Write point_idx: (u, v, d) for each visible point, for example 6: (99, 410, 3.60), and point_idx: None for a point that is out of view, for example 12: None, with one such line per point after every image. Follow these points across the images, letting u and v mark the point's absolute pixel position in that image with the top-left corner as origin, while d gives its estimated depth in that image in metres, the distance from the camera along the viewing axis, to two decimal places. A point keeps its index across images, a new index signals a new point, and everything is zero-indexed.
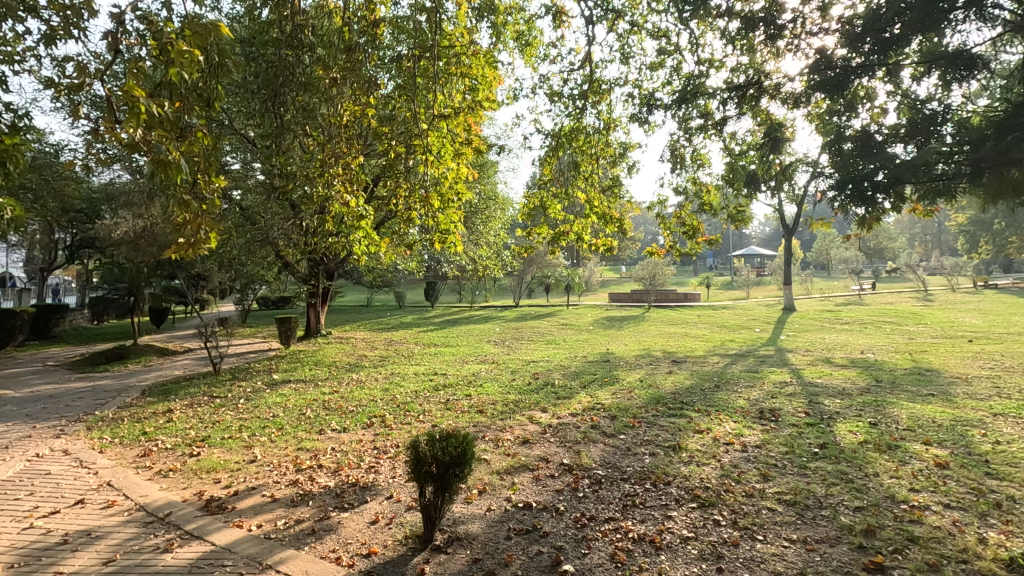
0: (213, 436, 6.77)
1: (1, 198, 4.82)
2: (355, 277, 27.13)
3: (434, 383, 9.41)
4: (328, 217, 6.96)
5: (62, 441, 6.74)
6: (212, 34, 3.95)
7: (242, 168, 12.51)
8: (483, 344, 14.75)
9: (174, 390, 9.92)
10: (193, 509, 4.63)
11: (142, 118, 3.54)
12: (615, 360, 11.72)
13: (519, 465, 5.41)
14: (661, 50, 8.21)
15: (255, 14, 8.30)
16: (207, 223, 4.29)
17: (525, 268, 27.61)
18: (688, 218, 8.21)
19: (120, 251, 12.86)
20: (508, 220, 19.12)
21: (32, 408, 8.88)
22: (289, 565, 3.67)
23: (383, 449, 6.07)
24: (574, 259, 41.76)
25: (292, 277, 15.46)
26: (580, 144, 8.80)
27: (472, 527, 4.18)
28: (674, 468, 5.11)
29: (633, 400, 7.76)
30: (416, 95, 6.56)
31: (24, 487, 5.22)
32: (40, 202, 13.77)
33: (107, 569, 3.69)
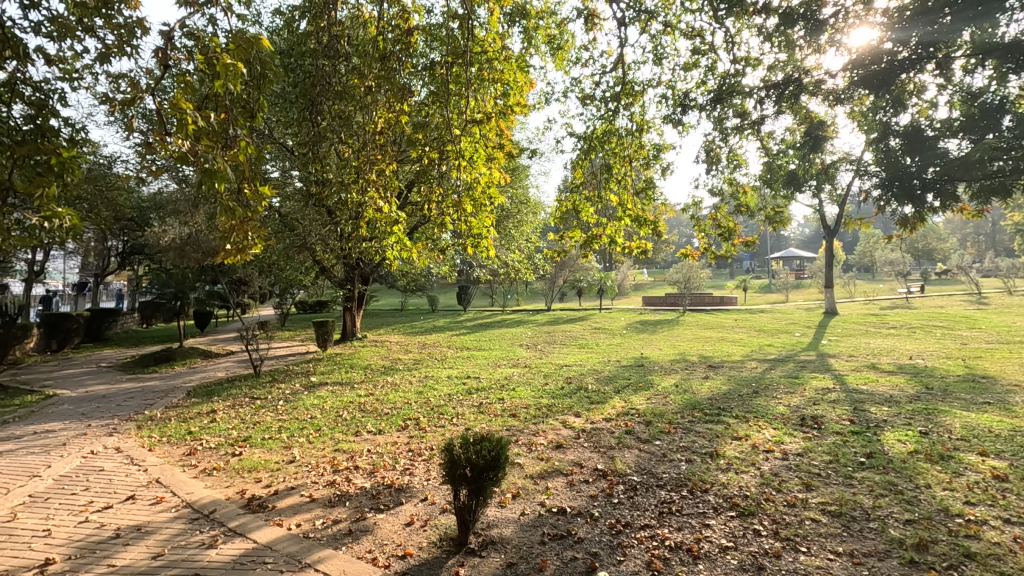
0: (254, 436, 6.98)
1: (60, 209, 5.11)
2: (390, 281, 27.53)
3: (467, 386, 9.47)
4: (362, 223, 7.06)
5: (115, 439, 7.05)
6: (254, 47, 4.08)
7: (282, 177, 12.92)
8: (515, 348, 14.75)
9: (218, 391, 10.25)
10: (236, 507, 4.77)
11: (189, 128, 3.73)
12: (649, 364, 11.54)
13: (553, 469, 5.38)
14: (695, 50, 8.12)
15: (295, 27, 8.56)
16: (251, 229, 4.46)
17: (557, 271, 27.48)
18: (723, 220, 8.03)
19: (167, 257, 13.36)
20: (540, 224, 19.10)
21: (87, 407, 9.31)
22: (327, 564, 3.74)
23: (418, 451, 6.16)
24: (606, 263, 41.37)
25: (329, 281, 15.80)
26: (613, 146, 8.74)
27: (506, 531, 4.18)
28: (712, 475, 5.00)
29: (669, 406, 7.63)
30: (449, 100, 6.66)
31: (80, 483, 5.49)
32: (94, 211, 14.50)
33: (156, 563, 3.83)
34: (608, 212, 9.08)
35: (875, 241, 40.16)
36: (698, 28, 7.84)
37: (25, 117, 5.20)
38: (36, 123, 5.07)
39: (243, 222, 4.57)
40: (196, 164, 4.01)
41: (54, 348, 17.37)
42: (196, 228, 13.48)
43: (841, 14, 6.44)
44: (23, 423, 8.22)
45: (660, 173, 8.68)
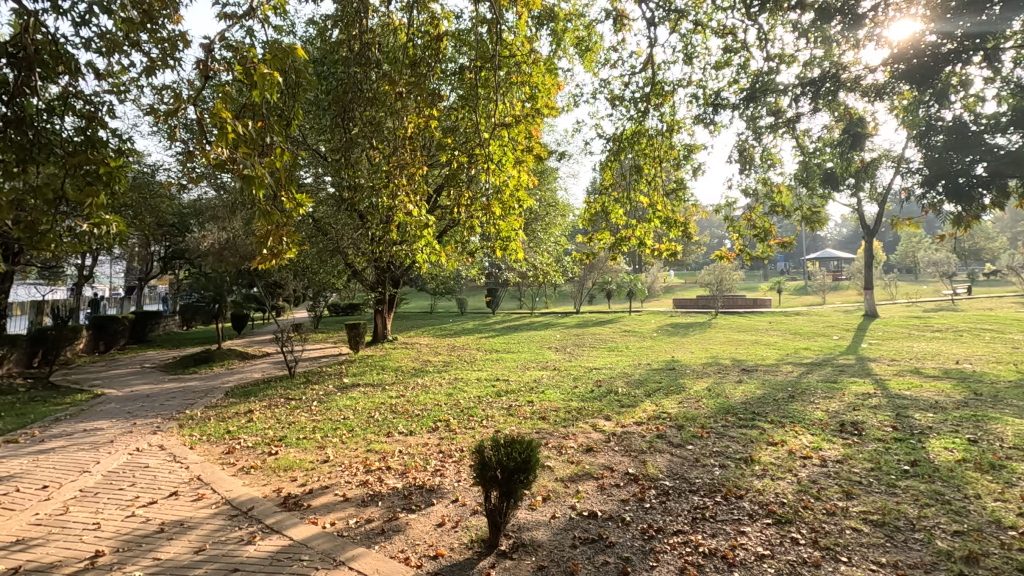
0: (290, 436, 7.15)
1: (109, 216, 5.34)
2: (420, 285, 27.87)
3: (496, 389, 9.49)
4: (393, 227, 7.15)
5: (158, 437, 7.32)
6: (290, 56, 4.20)
7: (315, 183, 13.21)
8: (544, 351, 14.73)
9: (254, 391, 10.54)
10: (273, 505, 4.90)
11: (229, 137, 3.87)
12: (680, 368, 11.38)
13: (583, 473, 5.35)
14: (727, 49, 7.99)
15: (328, 36, 8.76)
16: (287, 234, 4.59)
17: (586, 274, 27.27)
18: (757, 221, 7.86)
19: (207, 261, 13.79)
20: (568, 227, 19.04)
21: (132, 406, 9.68)
22: (361, 562, 3.80)
23: (448, 453, 6.21)
24: (635, 265, 40.91)
25: (360, 284, 16.07)
26: (643, 148, 8.63)
27: (537, 534, 4.17)
28: (747, 481, 4.89)
29: (701, 410, 7.49)
30: (478, 105, 6.72)
31: (127, 479, 5.71)
32: (139, 217, 15.10)
33: (198, 557, 3.96)
34: (638, 213, 9.01)
35: (917, 241, 38.67)
36: (730, 26, 7.72)
37: (76, 129, 5.46)
38: (87, 134, 5.32)
39: (279, 228, 4.71)
40: (234, 171, 4.14)
41: (102, 349, 18.15)
42: (234, 233, 13.88)
43: (880, 7, 6.25)
44: (74, 421, 8.61)
45: (691, 173, 8.59)
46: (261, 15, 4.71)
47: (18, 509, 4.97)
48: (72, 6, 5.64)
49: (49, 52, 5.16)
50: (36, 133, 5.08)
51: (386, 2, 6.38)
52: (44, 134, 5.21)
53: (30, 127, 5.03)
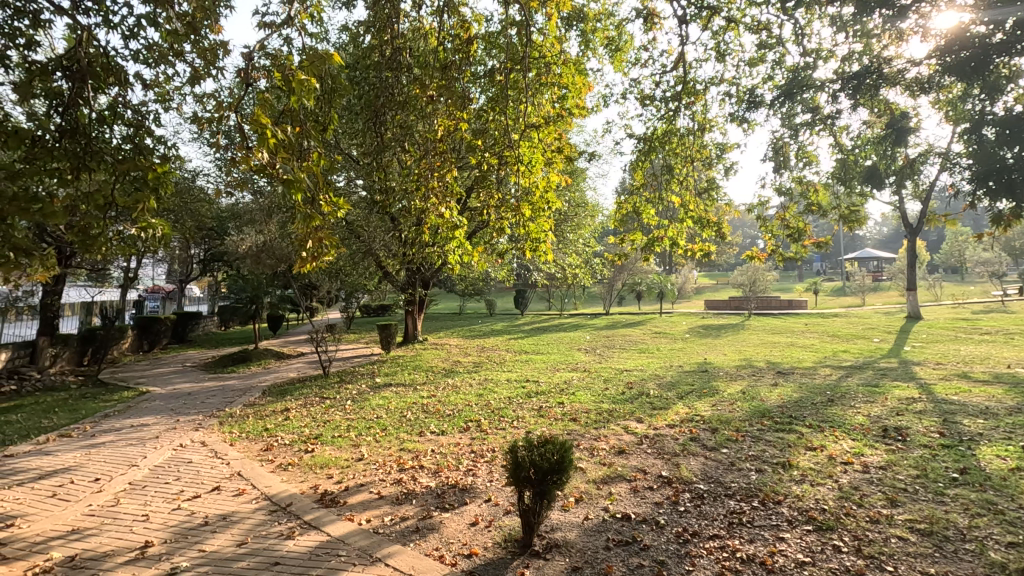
0: (325, 434, 7.32)
1: (156, 221, 5.57)
2: (450, 286, 28.11)
3: (527, 390, 9.49)
4: (424, 229, 7.25)
5: (200, 434, 7.57)
6: (326, 63, 4.32)
7: (347, 186, 13.47)
8: (574, 352, 14.73)
9: (291, 390, 10.79)
10: (310, 501, 5.02)
11: (270, 142, 3.99)
12: (713, 370, 11.20)
13: (616, 475, 5.32)
14: (761, 45, 7.84)
15: (361, 42, 8.96)
16: (324, 236, 4.71)
17: (616, 274, 27.08)
18: (791, 220, 7.70)
19: (245, 263, 14.19)
20: (598, 227, 18.93)
21: (175, 403, 10.06)
22: (397, 560, 3.86)
23: (480, 453, 6.25)
24: (666, 266, 40.44)
25: (391, 286, 16.29)
26: (674, 147, 8.52)
27: (570, 535, 4.17)
28: (785, 487, 4.79)
29: (736, 413, 7.35)
30: (507, 107, 6.76)
31: (172, 473, 5.94)
32: (180, 221, 15.67)
33: (241, 550, 4.09)
34: (669, 214, 8.94)
35: (963, 241, 37.09)
36: (764, 22, 7.57)
37: (125, 138, 5.72)
38: (135, 142, 5.55)
39: (317, 231, 4.83)
40: (273, 175, 4.25)
41: (146, 348, 18.90)
42: (270, 236, 14.26)
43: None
44: (122, 416, 8.98)
45: (723, 173, 8.49)
46: (298, 23, 4.83)
47: (73, 500, 5.22)
48: (122, 20, 5.91)
49: (100, 64, 5.42)
50: (89, 141, 5.33)
51: (417, 6, 6.46)
52: (96, 143, 5.49)
53: (83, 136, 5.28)
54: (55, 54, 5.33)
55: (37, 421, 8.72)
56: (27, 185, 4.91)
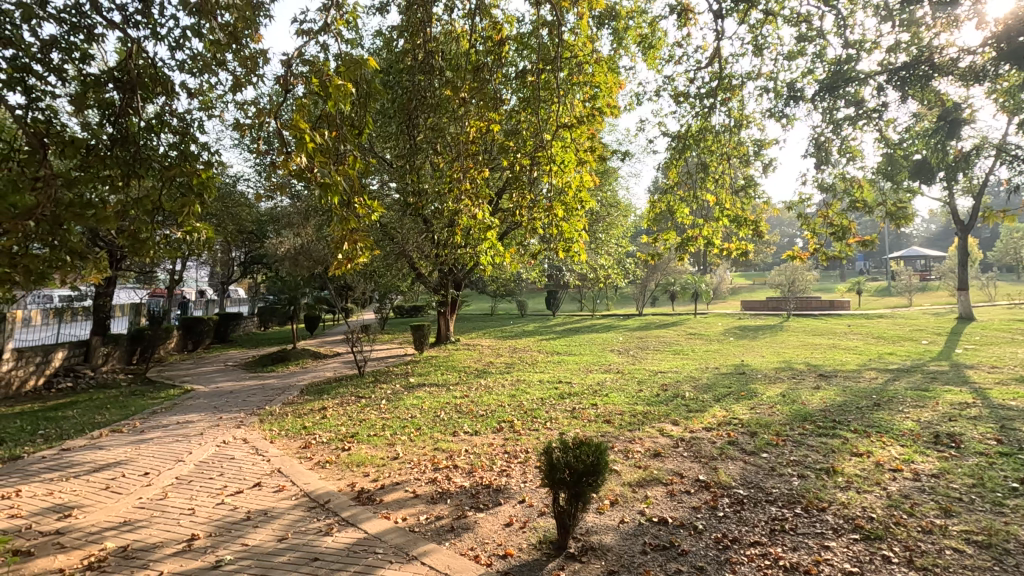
0: (361, 432, 7.45)
1: (200, 225, 5.76)
2: (482, 287, 28.24)
3: (559, 391, 9.45)
4: (456, 230, 7.30)
5: (242, 431, 7.81)
6: (362, 67, 4.39)
7: (381, 189, 13.69)
8: (607, 353, 14.58)
9: (327, 390, 11.02)
10: (347, 499, 5.11)
11: (308, 146, 4.08)
12: (751, 372, 10.92)
13: (651, 478, 5.24)
14: (801, 37, 7.61)
15: (394, 47, 9.09)
16: (360, 238, 4.78)
17: (649, 275, 26.74)
18: (835, 218, 7.37)
19: (283, 265, 14.58)
20: (630, 228, 18.71)
21: (218, 401, 10.40)
22: (432, 559, 3.88)
23: (514, 453, 6.25)
24: (700, 266, 39.70)
25: (424, 287, 16.47)
26: (709, 144, 8.33)
27: (606, 538, 4.12)
28: (829, 493, 4.62)
29: (776, 417, 7.15)
30: (539, 107, 6.75)
31: (215, 469, 6.13)
32: (222, 225, 16.20)
33: (281, 545, 4.19)
34: (705, 212, 8.78)
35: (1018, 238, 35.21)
36: (805, 13, 7.35)
37: (171, 146, 5.94)
38: (181, 149, 5.77)
39: (353, 233, 4.90)
40: (312, 179, 4.33)
41: (190, 348, 19.63)
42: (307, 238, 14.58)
43: None
44: (169, 413, 9.33)
45: (761, 169, 8.28)
46: (335, 30, 4.93)
47: (125, 493, 5.44)
48: (168, 31, 6.14)
49: (149, 75, 5.64)
50: (138, 149, 5.57)
51: (449, 9, 6.51)
52: (144, 151, 5.71)
53: (132, 144, 5.51)
54: (107, 66, 5.57)
55: (91, 416, 9.15)
56: (83, 191, 5.16)
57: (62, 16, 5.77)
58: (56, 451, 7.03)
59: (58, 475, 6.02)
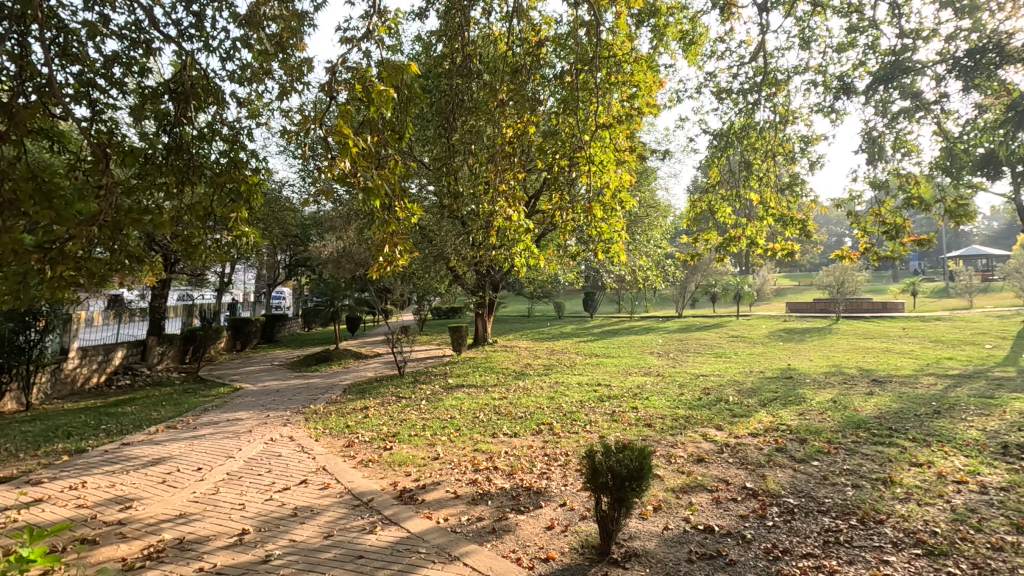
0: (402, 432, 7.54)
1: (248, 229, 5.96)
2: (518, 288, 28.27)
3: (599, 394, 9.34)
4: (492, 232, 7.29)
5: (288, 429, 8.04)
6: (404, 72, 4.43)
7: (420, 192, 13.87)
8: (646, 356, 14.30)
9: (368, 389, 11.22)
10: (390, 497, 5.20)
11: (351, 151, 4.15)
12: (799, 377, 10.52)
13: (695, 484, 5.11)
14: (852, 28, 7.30)
15: (433, 52, 9.21)
16: (399, 241, 4.82)
17: (689, 276, 26.20)
18: (889, 216, 7.08)
19: (327, 268, 14.93)
20: (669, 228, 18.39)
21: (265, 399, 10.73)
22: (474, 560, 3.89)
23: (553, 456, 6.20)
24: (742, 266, 38.65)
25: (462, 289, 16.60)
26: (752, 142, 8.10)
27: (649, 545, 4.04)
28: (887, 505, 4.41)
29: (827, 423, 6.87)
30: (577, 108, 6.67)
31: (264, 465, 6.33)
32: (268, 229, 16.82)
33: (327, 542, 4.29)
34: (748, 211, 8.53)
35: None
36: (855, 3, 7.06)
37: (222, 153, 6.17)
38: (231, 157, 6.00)
39: (393, 235, 4.94)
40: (354, 183, 4.40)
41: (238, 348, 20.35)
42: (349, 241, 14.87)
43: None
44: (220, 410, 9.72)
45: (808, 167, 8.00)
46: (377, 36, 4.98)
47: (180, 486, 5.68)
48: (219, 43, 6.38)
49: (201, 86, 5.86)
50: (191, 157, 5.81)
51: (487, 13, 6.53)
52: (197, 158, 5.95)
53: (186, 153, 5.75)
54: (163, 78, 5.83)
55: (148, 413, 9.59)
56: (141, 198, 5.42)
57: (123, 32, 6.08)
58: (117, 445, 7.41)
59: (119, 468, 6.33)
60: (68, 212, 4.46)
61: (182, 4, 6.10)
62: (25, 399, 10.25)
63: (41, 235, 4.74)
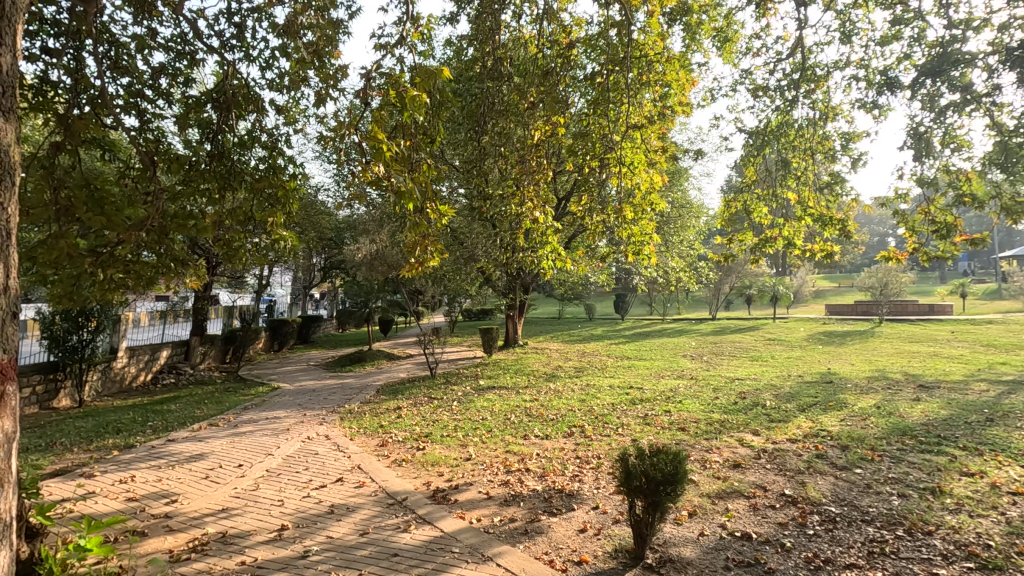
0: (435, 433, 7.63)
1: (285, 233, 6.11)
2: (549, 291, 28.21)
3: (631, 397, 9.24)
4: (521, 234, 7.27)
5: (324, 428, 8.22)
6: (436, 77, 4.50)
7: (451, 194, 14.00)
8: (679, 358, 14.09)
9: (401, 390, 11.38)
10: (423, 497, 5.26)
11: (385, 155, 4.23)
12: (840, 381, 10.19)
13: (732, 490, 5.00)
14: (897, 20, 7.04)
15: (464, 55, 9.29)
16: (431, 243, 4.85)
17: (723, 278, 25.68)
18: (938, 214, 6.74)
19: (361, 270, 15.18)
20: (702, 229, 18.08)
21: (302, 399, 10.99)
22: (507, 560, 3.90)
23: (585, 459, 6.16)
24: (778, 267, 37.68)
25: (493, 291, 16.66)
26: (790, 140, 7.89)
27: (685, 551, 3.97)
28: (936, 516, 4.23)
29: (870, 430, 6.64)
30: (607, 109, 6.61)
31: (302, 463, 6.49)
32: (304, 232, 17.25)
33: (362, 539, 4.36)
34: (785, 212, 8.32)
35: None
36: None
37: (261, 159, 6.34)
38: (270, 163, 6.17)
39: (425, 238, 4.98)
40: (387, 187, 4.47)
41: (275, 348, 20.88)
42: (382, 244, 15.10)
43: None
44: (259, 409, 10.02)
45: (850, 165, 7.74)
46: (410, 42, 5.05)
47: (222, 482, 5.87)
48: (259, 52, 6.57)
49: (242, 94, 6.05)
50: (233, 163, 6.00)
51: (517, 15, 6.54)
52: (238, 164, 6.13)
53: (228, 159, 5.94)
54: (207, 88, 6.03)
55: (191, 411, 9.95)
56: (185, 203, 5.63)
57: (169, 45, 6.33)
58: (163, 442, 7.72)
59: (164, 464, 6.59)
60: (118, 218, 4.68)
61: (224, 15, 6.31)
62: (77, 396, 10.76)
63: (93, 240, 5.04)
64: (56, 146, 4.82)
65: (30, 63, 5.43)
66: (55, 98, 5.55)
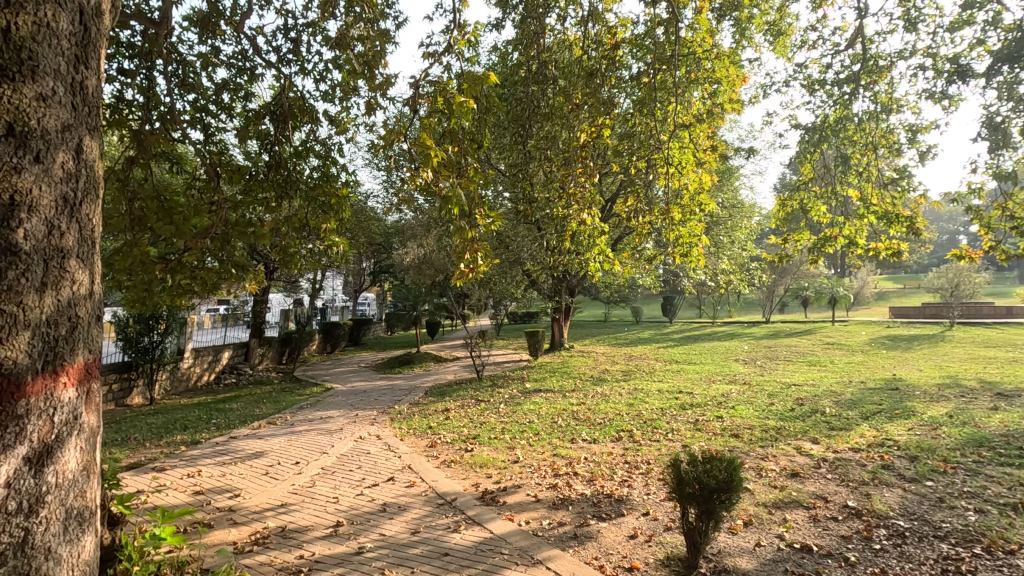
0: (482, 435, 7.70)
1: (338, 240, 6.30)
2: (594, 293, 27.94)
3: (680, 401, 9.03)
4: (568, 237, 7.23)
5: (376, 429, 8.43)
6: (483, 83, 4.54)
7: (496, 198, 14.12)
8: (730, 363, 13.66)
9: (449, 392, 11.53)
10: (473, 498, 5.32)
11: (434, 160, 4.29)
12: (907, 388, 9.63)
13: (790, 500, 4.81)
14: (968, 4, 6.61)
15: (510, 61, 9.37)
16: (479, 248, 4.88)
17: (778, 279, 24.72)
18: (1017, 210, 6.28)
19: (409, 274, 15.50)
20: (755, 228, 17.50)
21: (353, 399, 11.31)
22: (558, 564, 3.89)
23: (635, 464, 6.07)
24: (837, 267, 36.01)
25: (538, 294, 16.66)
26: (850, 135, 7.55)
27: (741, 561, 3.86)
28: (1018, 534, 3.94)
29: (942, 440, 6.24)
30: (655, 109, 6.50)
31: (355, 462, 6.69)
32: (354, 237, 17.77)
33: (415, 538, 4.45)
34: (845, 210, 7.95)
35: None
36: None
37: (315, 168, 6.57)
38: (324, 171, 6.39)
39: (473, 242, 5.01)
40: (436, 192, 4.53)
41: (328, 349, 21.56)
42: (429, 248, 15.37)
43: None
44: (313, 409, 10.37)
45: (918, 159, 7.33)
46: (457, 49, 5.12)
47: (281, 478, 6.12)
48: (313, 65, 6.84)
49: (298, 106, 6.31)
50: (289, 173, 6.25)
51: (563, 18, 6.55)
52: (294, 174, 6.39)
53: (285, 168, 6.19)
54: (265, 101, 6.32)
55: (251, 409, 10.42)
56: (246, 212, 5.92)
57: (231, 62, 6.68)
58: (226, 439, 8.11)
59: (228, 459, 6.93)
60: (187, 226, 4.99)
61: (281, 32, 6.61)
62: (149, 394, 11.46)
63: (164, 247, 5.39)
64: (130, 159, 5.18)
65: (108, 84, 5.86)
66: (129, 116, 5.97)
